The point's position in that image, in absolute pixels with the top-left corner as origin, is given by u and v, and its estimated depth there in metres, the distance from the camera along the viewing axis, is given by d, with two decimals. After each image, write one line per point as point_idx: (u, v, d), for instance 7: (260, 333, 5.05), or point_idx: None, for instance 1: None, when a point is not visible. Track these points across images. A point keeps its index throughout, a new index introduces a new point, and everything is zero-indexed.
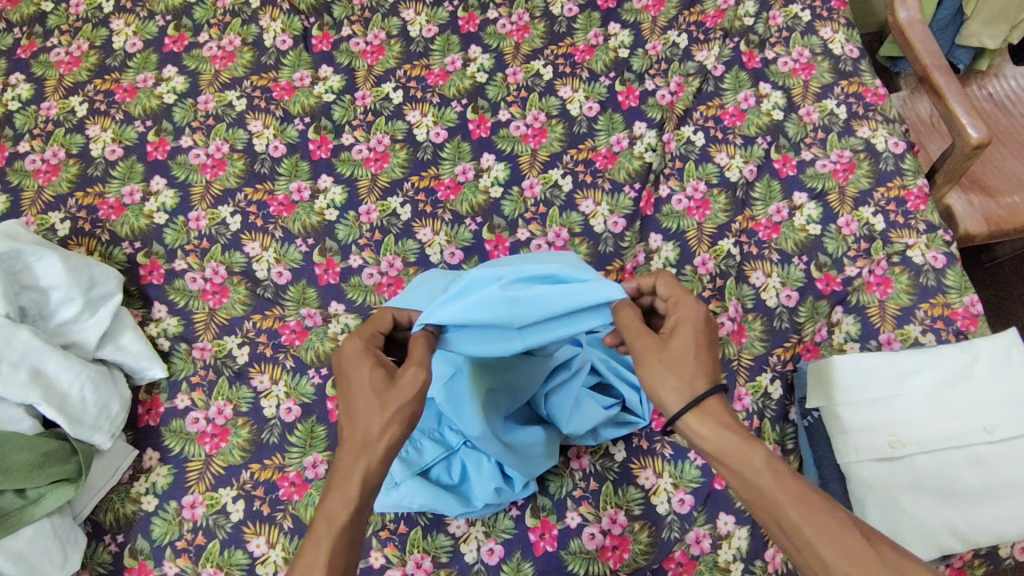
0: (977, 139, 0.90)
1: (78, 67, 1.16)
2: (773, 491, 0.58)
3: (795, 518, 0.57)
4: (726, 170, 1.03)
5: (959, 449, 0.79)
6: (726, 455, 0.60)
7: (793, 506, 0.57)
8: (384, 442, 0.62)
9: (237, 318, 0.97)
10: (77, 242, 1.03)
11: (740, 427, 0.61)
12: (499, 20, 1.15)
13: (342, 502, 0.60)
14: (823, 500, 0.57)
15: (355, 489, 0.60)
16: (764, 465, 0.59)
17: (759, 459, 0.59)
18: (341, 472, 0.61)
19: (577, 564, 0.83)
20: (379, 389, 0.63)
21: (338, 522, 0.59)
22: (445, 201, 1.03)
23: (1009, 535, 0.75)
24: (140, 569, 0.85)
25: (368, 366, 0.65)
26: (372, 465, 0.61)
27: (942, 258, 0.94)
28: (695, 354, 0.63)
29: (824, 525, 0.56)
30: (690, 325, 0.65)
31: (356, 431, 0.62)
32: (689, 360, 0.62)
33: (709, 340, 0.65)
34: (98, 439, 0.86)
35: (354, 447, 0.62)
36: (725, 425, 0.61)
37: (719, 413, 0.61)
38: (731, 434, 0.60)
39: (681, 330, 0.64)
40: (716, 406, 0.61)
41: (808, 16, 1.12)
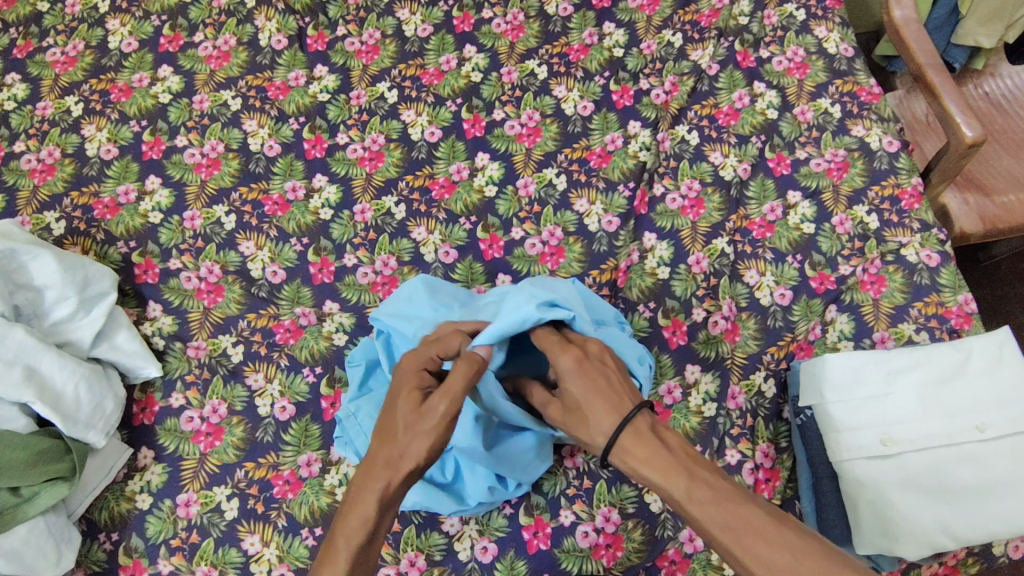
0: (971, 138, 0.90)
1: (74, 67, 1.16)
2: (698, 521, 0.59)
3: (718, 539, 0.57)
4: (720, 169, 1.03)
5: (950, 447, 0.79)
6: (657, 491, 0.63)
7: (717, 532, 0.57)
8: (408, 463, 0.63)
9: (232, 317, 0.97)
10: (72, 241, 1.03)
11: (657, 461, 0.63)
12: (493, 20, 1.15)
13: (361, 519, 0.61)
14: (744, 519, 0.57)
15: (373, 505, 0.61)
16: (684, 496, 0.60)
17: (679, 490, 0.61)
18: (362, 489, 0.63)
19: (571, 562, 0.83)
20: (411, 412, 0.65)
21: (356, 539, 0.60)
22: (439, 201, 1.03)
23: (1000, 533, 0.75)
24: (134, 567, 0.85)
25: (408, 389, 0.67)
26: (393, 484, 0.62)
27: (936, 257, 0.94)
28: (587, 401, 0.68)
29: (749, 545, 0.55)
30: (570, 375, 0.70)
31: (381, 452, 0.64)
32: (586, 410, 0.68)
33: (590, 376, 0.69)
34: (93, 437, 0.86)
35: (380, 465, 0.63)
36: (641, 463, 0.63)
37: (631, 450, 0.64)
38: (648, 471, 0.63)
39: (566, 384, 0.70)
40: (626, 444, 0.65)
41: (803, 15, 1.12)
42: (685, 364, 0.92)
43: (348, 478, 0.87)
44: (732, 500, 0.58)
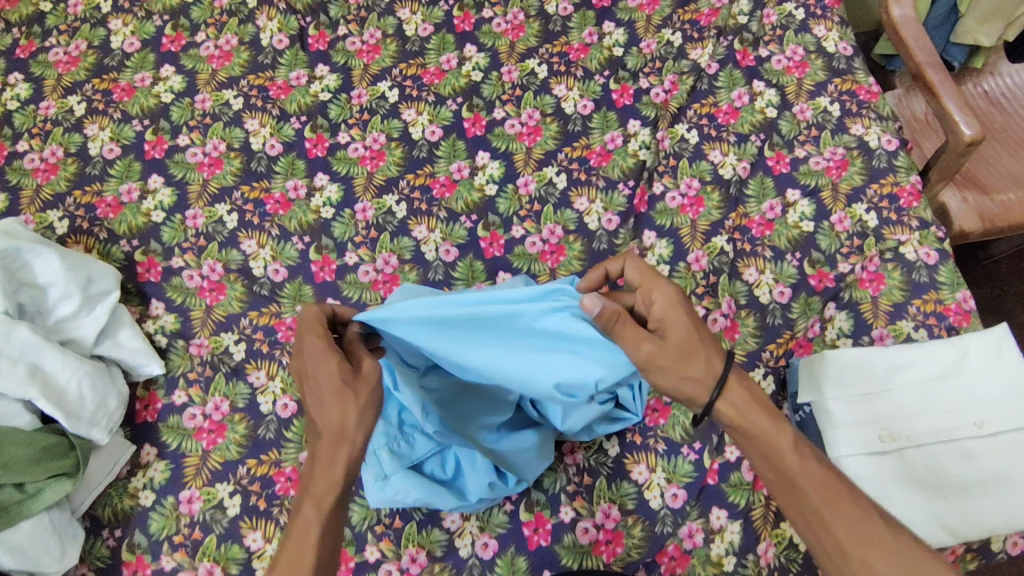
0: (970, 136, 0.90)
1: (77, 66, 1.17)
2: (794, 473, 0.62)
3: (817, 501, 0.61)
4: (720, 167, 1.03)
5: (948, 443, 0.80)
6: (753, 433, 0.64)
7: (813, 491, 0.61)
8: (362, 431, 0.63)
9: (234, 315, 0.97)
10: (75, 240, 1.04)
11: (767, 408, 0.65)
12: (494, 19, 1.16)
13: (329, 487, 0.61)
14: (843, 492, 0.61)
15: (340, 471, 0.61)
16: (790, 448, 0.63)
17: (785, 441, 0.63)
18: (321, 461, 0.62)
19: (571, 558, 0.84)
20: (344, 380, 0.64)
21: (327, 505, 0.61)
22: (440, 199, 1.03)
23: (998, 529, 0.76)
24: (137, 564, 0.86)
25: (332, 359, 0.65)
26: (353, 452, 0.62)
27: (934, 254, 0.95)
28: (695, 339, 0.64)
29: (843, 513, 0.60)
30: (679, 311, 0.65)
31: (330, 423, 0.63)
32: (696, 348, 0.64)
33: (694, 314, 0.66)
34: (96, 434, 0.87)
35: (331, 438, 0.62)
36: (755, 408, 0.64)
37: (744, 394, 0.65)
38: (759, 417, 0.64)
39: (664, 320, 0.65)
40: (738, 392, 0.65)
41: (802, 15, 1.12)
42: None
43: None
44: (833, 472, 0.62)
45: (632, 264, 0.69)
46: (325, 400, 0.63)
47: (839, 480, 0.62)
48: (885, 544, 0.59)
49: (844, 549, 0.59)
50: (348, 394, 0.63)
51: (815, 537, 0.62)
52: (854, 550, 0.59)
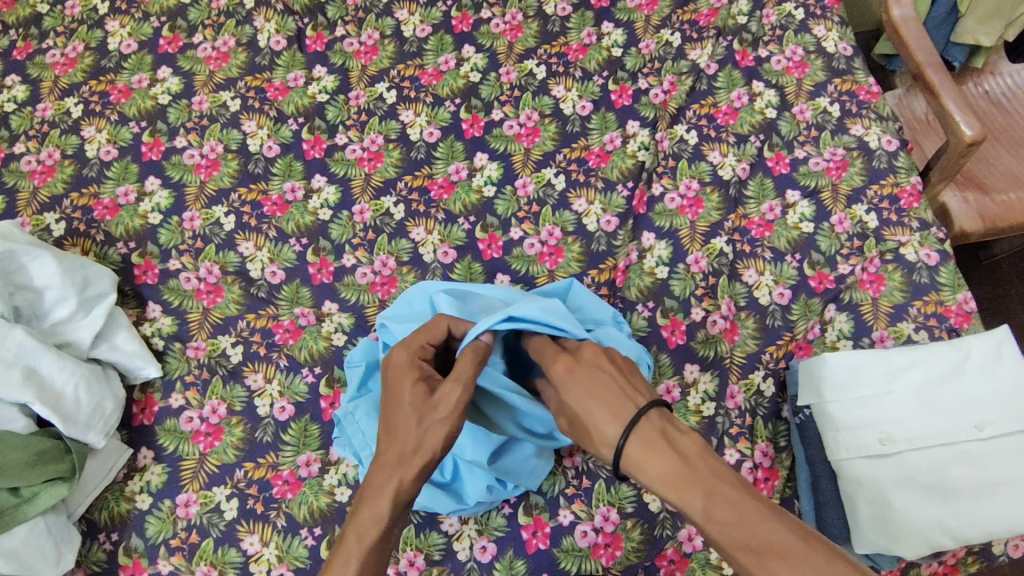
0: (971, 136, 0.90)
1: (74, 68, 1.16)
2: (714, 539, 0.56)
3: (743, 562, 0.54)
4: (719, 168, 1.03)
5: (949, 446, 0.80)
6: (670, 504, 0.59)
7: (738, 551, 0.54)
8: (417, 460, 0.64)
9: (231, 317, 0.97)
10: (72, 242, 1.03)
11: (670, 474, 0.59)
12: (492, 20, 1.15)
13: (373, 519, 0.62)
14: (762, 537, 0.53)
15: (386, 503, 0.62)
16: (702, 516, 0.57)
17: (696, 508, 0.57)
18: (374, 487, 0.63)
19: (570, 561, 0.83)
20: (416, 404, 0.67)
21: (367, 537, 0.61)
22: (438, 201, 1.03)
23: (999, 533, 0.75)
24: (133, 568, 0.85)
25: (412, 379, 0.69)
26: (405, 481, 0.63)
27: (935, 256, 0.94)
28: (590, 406, 0.67)
29: (769, 567, 0.52)
30: (563, 380, 0.71)
31: (392, 447, 0.65)
32: (592, 411, 0.66)
33: (584, 380, 0.69)
34: (92, 438, 0.86)
35: (389, 462, 0.64)
36: (658, 474, 0.60)
37: (646, 465, 0.61)
38: (661, 479, 0.59)
39: (563, 392, 0.70)
40: (642, 457, 0.61)
41: (802, 14, 1.12)
42: (684, 363, 0.92)
43: (347, 478, 0.87)
44: (750, 519, 0.54)
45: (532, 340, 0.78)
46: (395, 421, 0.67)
47: (753, 527, 0.54)
48: None
49: None
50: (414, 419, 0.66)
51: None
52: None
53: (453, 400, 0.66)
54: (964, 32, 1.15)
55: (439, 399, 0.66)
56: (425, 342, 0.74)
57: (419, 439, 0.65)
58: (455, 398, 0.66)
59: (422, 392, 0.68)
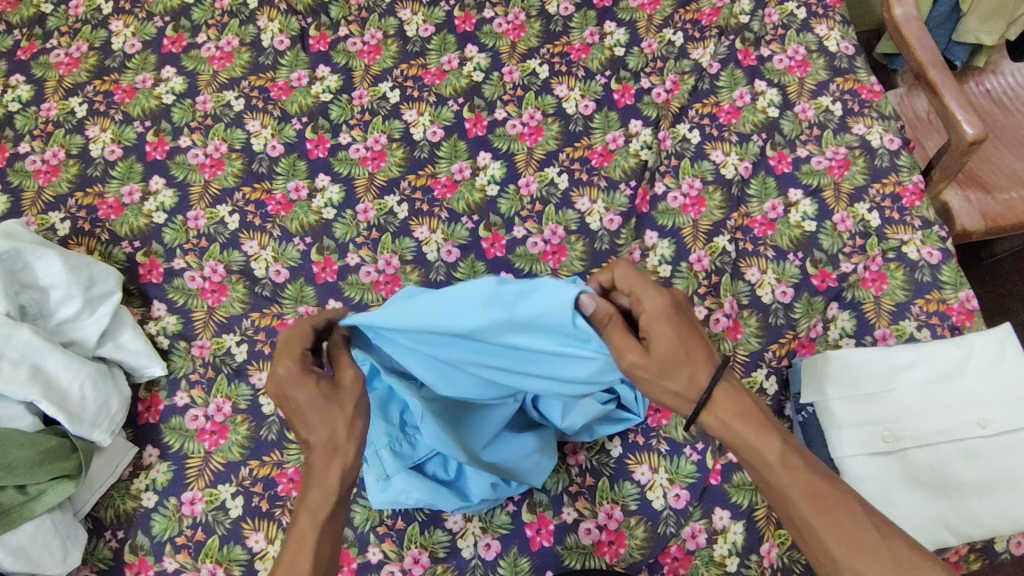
0: (972, 135, 0.90)
1: (78, 68, 1.17)
2: (787, 487, 0.60)
3: (808, 513, 0.59)
4: (721, 167, 1.03)
5: (951, 443, 0.80)
6: (741, 445, 0.62)
7: (805, 503, 0.59)
8: (353, 442, 0.64)
9: (236, 316, 0.97)
10: (77, 241, 1.04)
11: (754, 419, 0.62)
12: (495, 19, 1.16)
13: (322, 500, 0.62)
14: (836, 500, 0.59)
15: (332, 485, 0.63)
16: (778, 458, 0.60)
17: (774, 453, 0.61)
18: (314, 476, 0.63)
19: (574, 559, 0.84)
20: (326, 393, 0.64)
21: (320, 518, 0.62)
22: (441, 200, 1.03)
23: (999, 528, 0.76)
24: (140, 565, 0.86)
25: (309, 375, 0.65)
26: (346, 463, 0.63)
27: (937, 254, 0.95)
28: (681, 351, 0.61)
29: (834, 521, 0.58)
30: (663, 320, 0.61)
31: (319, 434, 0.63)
32: (677, 361, 0.61)
33: (683, 322, 0.62)
34: (98, 436, 0.87)
35: (323, 451, 0.63)
36: (738, 418, 0.62)
37: (726, 408, 0.62)
38: (746, 428, 0.62)
39: (657, 330, 0.61)
40: (722, 398, 0.62)
41: (804, 14, 1.12)
42: None
43: None
44: (827, 483, 0.60)
45: (621, 272, 0.63)
46: (312, 415, 0.64)
47: (832, 492, 0.59)
48: (875, 552, 0.57)
49: (836, 558, 0.58)
50: (335, 407, 0.64)
51: (811, 548, 0.60)
52: (846, 561, 0.57)
53: (308, 386, 0.64)
54: (967, 30, 1.15)
55: (297, 395, 0.64)
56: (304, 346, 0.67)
57: (315, 427, 0.63)
58: (311, 384, 0.64)
59: (327, 383, 0.65)
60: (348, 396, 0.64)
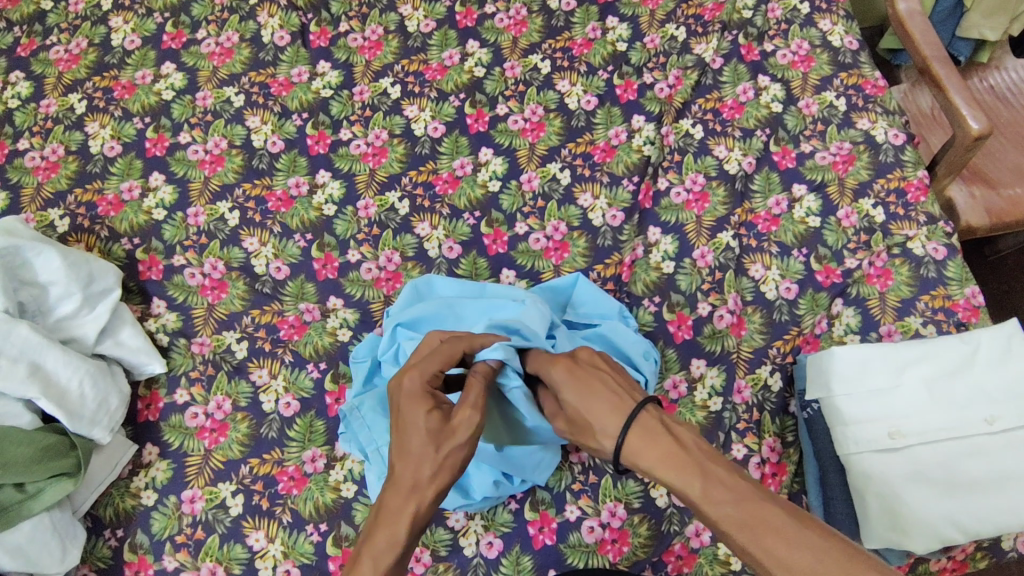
0: (977, 130, 0.89)
1: (78, 64, 1.16)
2: (716, 521, 0.56)
3: (741, 542, 0.54)
4: (725, 162, 1.02)
5: (959, 440, 0.79)
6: (670, 487, 0.59)
7: (734, 532, 0.54)
8: (435, 486, 0.60)
9: (236, 313, 0.97)
10: (76, 238, 1.03)
11: (666, 457, 0.60)
12: (496, 14, 1.15)
13: (389, 544, 0.58)
14: (762, 521, 0.54)
15: (403, 529, 0.58)
16: (700, 496, 0.57)
17: (694, 489, 0.57)
18: (388, 512, 0.59)
19: (577, 557, 0.83)
20: (432, 429, 0.62)
21: (383, 564, 0.57)
22: (443, 196, 1.03)
23: (1008, 526, 0.75)
24: (139, 564, 0.85)
25: (425, 405, 0.64)
26: (422, 506, 0.59)
27: (942, 250, 0.94)
28: (586, 413, 0.67)
29: (766, 544, 0.52)
30: (563, 386, 0.70)
31: (407, 471, 0.61)
32: (586, 414, 0.67)
33: (582, 389, 0.68)
34: (97, 433, 0.86)
35: (405, 487, 0.60)
36: (653, 461, 0.61)
37: (643, 451, 0.62)
38: (661, 466, 0.60)
39: (563, 396, 0.70)
40: (632, 441, 0.63)
41: (807, 8, 1.11)
42: (691, 358, 0.91)
43: (352, 473, 0.87)
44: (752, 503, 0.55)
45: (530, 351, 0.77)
46: (408, 444, 0.62)
47: (756, 512, 0.54)
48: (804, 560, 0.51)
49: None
50: (431, 445, 0.61)
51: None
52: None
53: (421, 408, 0.64)
54: (969, 24, 1.14)
55: (406, 418, 0.64)
56: (439, 369, 0.68)
57: (409, 454, 0.61)
58: (424, 411, 0.63)
59: (437, 418, 0.63)
60: (450, 437, 0.62)
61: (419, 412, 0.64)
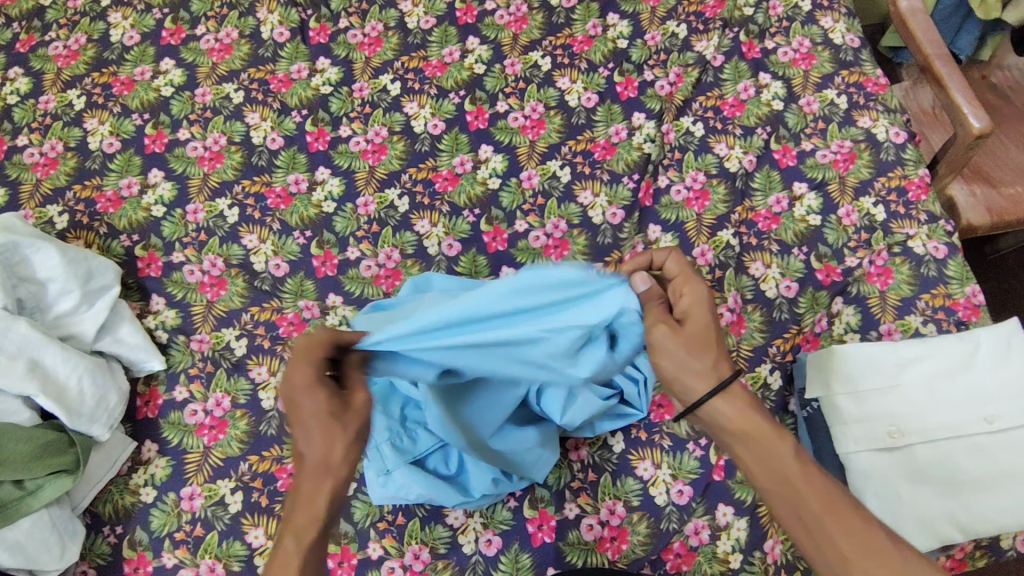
0: (978, 129, 0.89)
1: (76, 60, 1.16)
2: (801, 486, 0.58)
3: (820, 511, 0.57)
4: (725, 160, 1.02)
5: (959, 439, 0.79)
6: (758, 444, 0.60)
7: (817, 503, 0.57)
8: (347, 465, 0.58)
9: (235, 310, 0.97)
10: (75, 235, 1.03)
11: (773, 425, 0.61)
12: (496, 11, 1.15)
13: (310, 520, 0.57)
14: (863, 529, 0.56)
15: (321, 508, 0.57)
16: (795, 461, 0.59)
17: (793, 456, 0.59)
18: (304, 493, 0.58)
19: (576, 555, 0.83)
20: (334, 412, 0.59)
21: (307, 540, 0.57)
22: (443, 193, 1.02)
23: (1006, 525, 0.75)
24: (139, 560, 0.85)
25: (320, 391, 0.60)
26: (338, 485, 0.58)
27: (943, 249, 0.94)
28: (710, 332, 0.63)
29: (845, 521, 0.56)
30: (702, 304, 0.64)
31: (316, 452, 0.58)
32: (708, 341, 0.62)
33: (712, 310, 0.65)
34: (96, 430, 0.86)
35: (315, 470, 0.58)
36: (759, 419, 0.61)
37: (748, 410, 0.61)
38: (764, 428, 0.60)
39: (693, 307, 0.64)
40: (745, 403, 0.61)
41: (808, 6, 1.11)
42: None
43: None
44: (851, 508, 0.57)
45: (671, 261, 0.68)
46: (311, 429, 0.58)
47: (854, 515, 0.56)
48: (887, 553, 0.55)
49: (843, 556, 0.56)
50: (336, 427, 0.58)
51: (818, 553, 0.57)
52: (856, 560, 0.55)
53: (321, 395, 0.59)
54: (985, 6, 1.08)
55: (303, 407, 0.59)
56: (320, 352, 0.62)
57: (312, 441, 0.58)
58: (322, 397, 0.59)
59: (337, 402, 0.60)
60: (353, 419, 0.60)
61: (313, 397, 0.59)
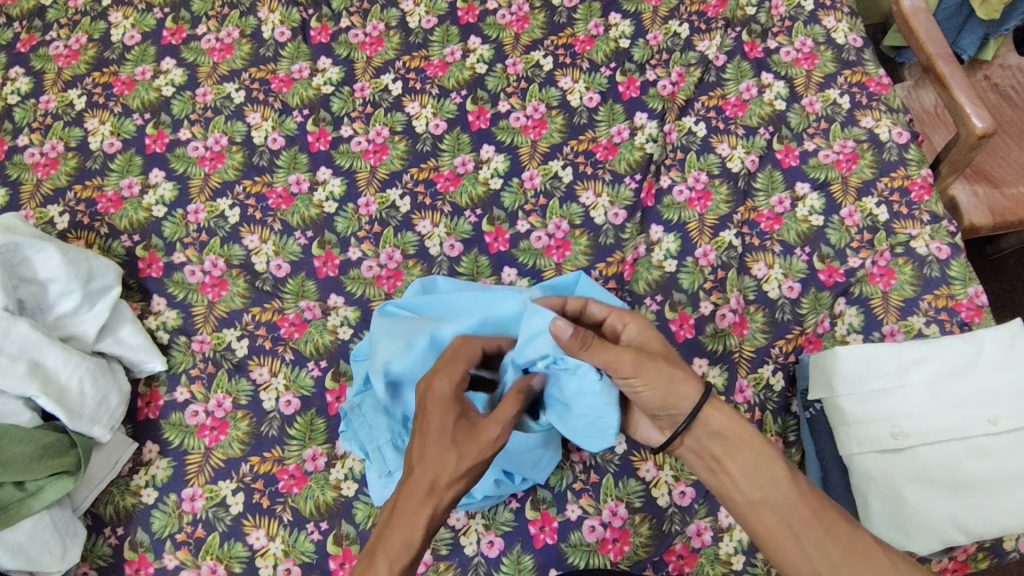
0: (981, 129, 0.89)
1: (77, 60, 1.16)
2: (791, 495, 0.65)
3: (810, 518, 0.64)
4: (727, 160, 1.02)
5: (962, 441, 0.79)
6: (746, 455, 0.66)
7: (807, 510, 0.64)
8: (453, 494, 0.62)
9: (237, 310, 0.96)
10: (76, 235, 1.03)
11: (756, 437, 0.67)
12: (498, 10, 1.14)
13: (405, 543, 0.60)
14: (870, 549, 0.63)
15: (419, 531, 0.60)
16: (784, 471, 0.66)
17: (780, 467, 0.66)
18: (404, 514, 0.61)
19: (578, 556, 0.83)
20: (456, 433, 0.64)
21: (399, 564, 0.60)
22: (444, 193, 1.02)
23: (1011, 527, 0.75)
24: (140, 562, 0.85)
25: (448, 413, 0.65)
26: (438, 511, 0.62)
27: (946, 249, 0.93)
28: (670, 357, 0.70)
29: (832, 526, 0.64)
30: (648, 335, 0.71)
31: (426, 475, 0.62)
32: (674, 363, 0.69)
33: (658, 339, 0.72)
34: (97, 431, 0.86)
35: (422, 493, 0.61)
36: (745, 430, 0.67)
37: (732, 422, 0.68)
38: (752, 440, 0.67)
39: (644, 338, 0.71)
40: (725, 417, 0.67)
41: (811, 5, 1.11)
42: (693, 357, 0.91)
43: (353, 472, 0.87)
44: (834, 513, 0.65)
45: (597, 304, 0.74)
46: (430, 448, 0.63)
47: (841, 520, 0.65)
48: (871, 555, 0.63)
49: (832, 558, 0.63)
50: (452, 453, 0.62)
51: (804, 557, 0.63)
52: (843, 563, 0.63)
53: (447, 414, 0.65)
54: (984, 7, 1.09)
55: (428, 424, 0.65)
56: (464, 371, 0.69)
57: (427, 460, 0.63)
58: (448, 418, 0.65)
59: (462, 425, 0.65)
60: (474, 442, 0.63)
61: (441, 415, 0.65)
